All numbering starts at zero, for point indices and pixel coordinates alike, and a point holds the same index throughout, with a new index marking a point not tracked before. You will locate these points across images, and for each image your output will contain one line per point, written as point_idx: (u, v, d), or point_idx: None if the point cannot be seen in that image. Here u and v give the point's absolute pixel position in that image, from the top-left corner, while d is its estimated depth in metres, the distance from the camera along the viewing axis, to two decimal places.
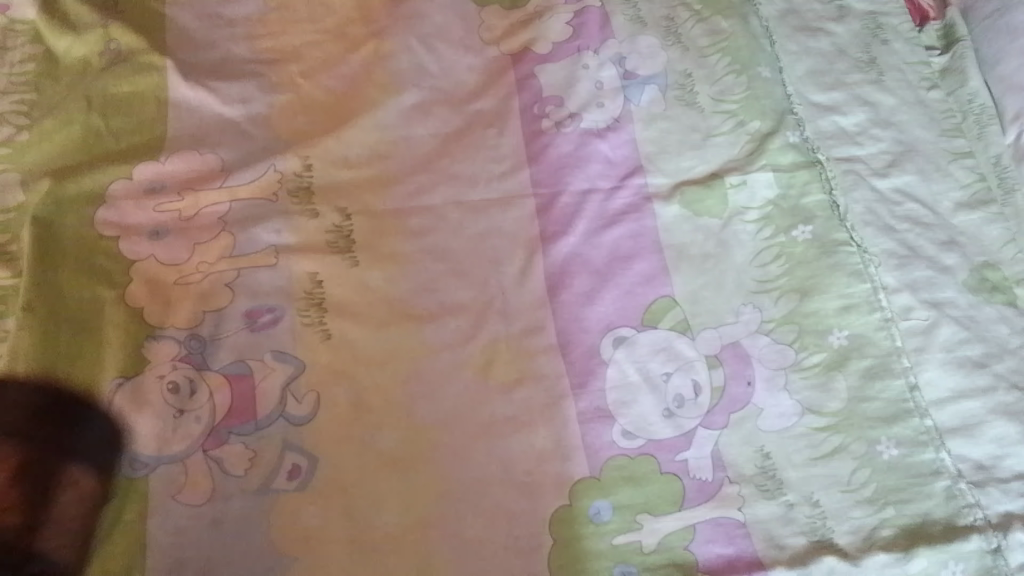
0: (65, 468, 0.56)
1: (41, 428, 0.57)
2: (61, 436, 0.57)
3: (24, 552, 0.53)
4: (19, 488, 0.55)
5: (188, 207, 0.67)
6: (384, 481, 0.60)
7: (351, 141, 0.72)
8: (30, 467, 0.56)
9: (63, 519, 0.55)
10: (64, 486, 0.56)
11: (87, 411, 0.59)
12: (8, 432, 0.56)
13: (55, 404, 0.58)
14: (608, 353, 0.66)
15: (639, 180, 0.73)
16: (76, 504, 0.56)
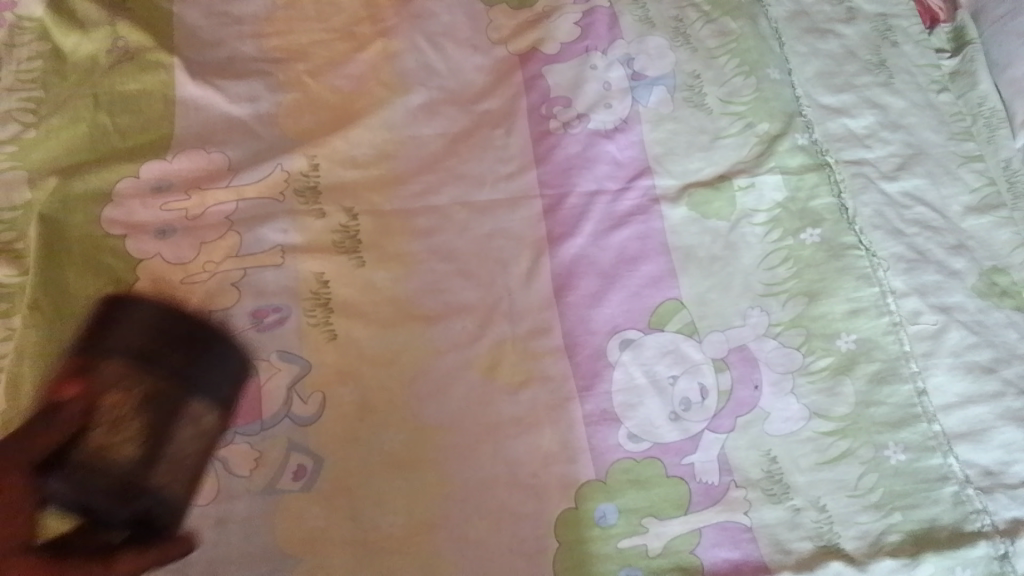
0: (189, 404, 0.52)
1: (173, 357, 0.52)
2: (191, 366, 0.52)
3: (137, 486, 0.49)
4: (143, 417, 0.50)
5: (194, 207, 0.67)
6: (389, 482, 0.60)
7: (358, 140, 0.72)
8: (161, 397, 0.51)
9: (178, 456, 0.52)
10: (186, 420, 0.52)
11: (215, 344, 0.54)
12: (133, 353, 0.51)
13: (183, 330, 0.54)
14: (614, 356, 0.66)
15: (647, 182, 0.73)
16: (192, 440, 0.53)
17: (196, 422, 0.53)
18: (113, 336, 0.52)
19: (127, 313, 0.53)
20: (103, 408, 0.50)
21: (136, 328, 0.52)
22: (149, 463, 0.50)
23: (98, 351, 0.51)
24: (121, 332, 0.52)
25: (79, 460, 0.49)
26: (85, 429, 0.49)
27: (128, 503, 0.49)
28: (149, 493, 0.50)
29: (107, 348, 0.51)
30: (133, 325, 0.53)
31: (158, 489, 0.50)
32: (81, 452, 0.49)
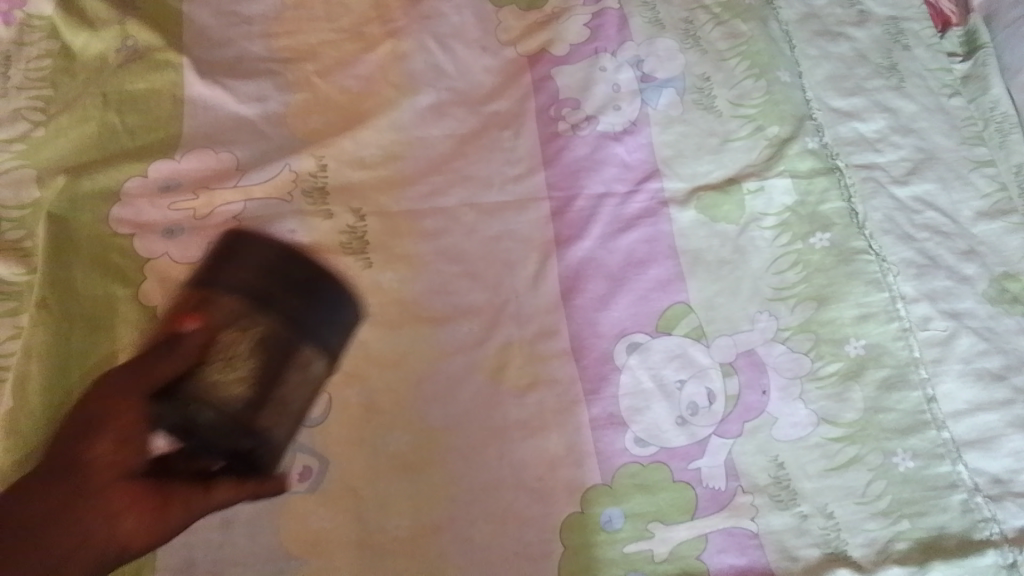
0: (297, 353, 0.44)
1: (285, 296, 0.44)
2: (307, 310, 0.44)
3: (245, 430, 0.44)
4: (254, 361, 0.44)
5: (202, 206, 0.67)
6: (395, 484, 0.60)
7: (366, 141, 0.71)
8: (272, 343, 0.44)
9: (285, 400, 0.45)
10: (294, 367, 0.44)
11: (326, 287, 0.45)
12: (249, 291, 0.44)
13: (294, 268, 0.45)
14: (622, 359, 0.65)
15: (655, 184, 0.73)
16: (299, 386, 0.46)
17: (303, 372, 0.45)
18: (227, 264, 0.45)
19: (242, 239, 0.46)
20: (218, 344, 0.44)
21: (248, 261, 0.45)
22: (258, 405, 0.44)
23: (212, 278, 0.44)
24: (228, 263, 0.45)
25: (189, 394, 0.44)
26: (201, 364, 0.44)
27: (235, 443, 0.45)
28: (254, 439, 0.45)
29: (219, 276, 0.44)
30: (246, 255, 0.45)
31: (263, 434, 0.45)
32: (193, 386, 0.44)
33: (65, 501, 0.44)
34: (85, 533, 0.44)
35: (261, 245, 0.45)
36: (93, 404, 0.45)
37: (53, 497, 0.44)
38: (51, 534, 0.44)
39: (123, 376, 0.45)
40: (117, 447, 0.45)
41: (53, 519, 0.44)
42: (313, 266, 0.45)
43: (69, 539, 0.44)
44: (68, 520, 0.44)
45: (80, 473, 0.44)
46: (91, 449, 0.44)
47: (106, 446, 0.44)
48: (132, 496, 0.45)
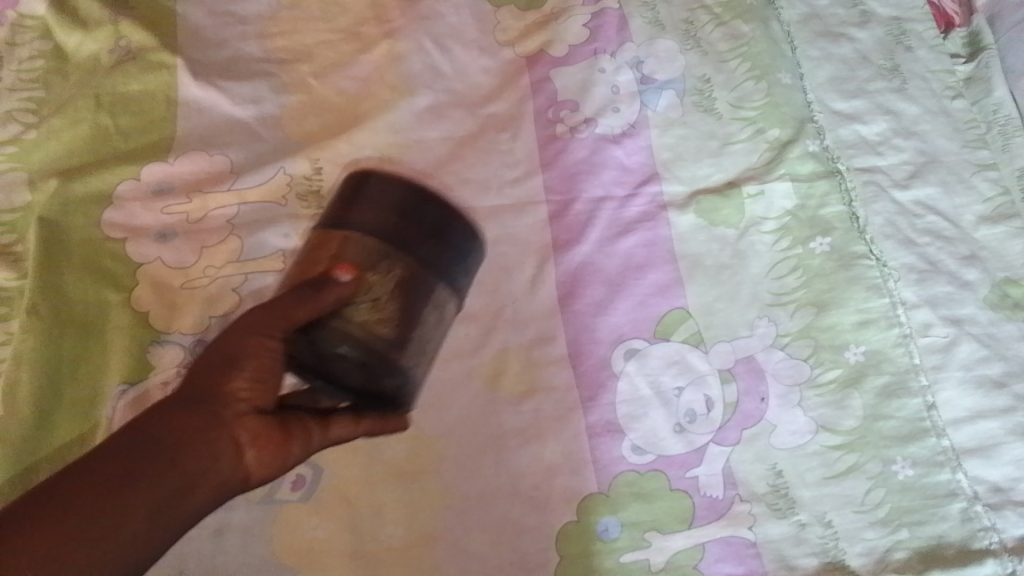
0: (435, 290, 0.52)
1: (419, 241, 0.52)
2: (440, 254, 0.52)
3: (390, 367, 0.51)
4: (397, 301, 0.51)
5: (196, 210, 0.66)
6: (389, 493, 0.59)
7: (363, 143, 0.70)
8: (412, 281, 0.51)
9: (424, 340, 0.52)
10: (432, 308, 0.52)
11: (456, 235, 0.53)
12: (387, 236, 0.51)
13: (424, 214, 0.52)
14: (619, 366, 0.65)
15: (654, 188, 0.72)
16: (435, 326, 0.53)
17: (440, 308, 0.53)
18: (371, 211, 0.52)
19: (374, 188, 0.53)
20: (366, 284, 0.50)
21: (389, 208, 0.52)
22: (400, 344, 0.51)
23: (353, 226, 0.52)
24: (372, 210, 0.52)
25: (336, 327, 0.50)
26: (349, 304, 0.50)
27: (374, 369, 0.50)
28: (396, 369, 0.51)
29: (362, 222, 0.52)
30: (388, 202, 0.52)
31: (405, 366, 0.51)
32: (342, 321, 0.50)
33: (201, 425, 0.46)
34: (216, 455, 0.46)
35: (397, 192, 0.52)
36: (236, 342, 0.48)
37: (189, 422, 0.46)
38: (185, 457, 0.45)
39: (266, 314, 0.49)
40: (253, 385, 0.48)
41: (189, 440, 0.45)
42: (446, 212, 0.53)
43: (205, 457, 0.46)
44: (201, 444, 0.46)
45: (216, 404, 0.47)
46: (228, 385, 0.48)
47: (244, 383, 0.48)
48: (258, 428, 0.48)
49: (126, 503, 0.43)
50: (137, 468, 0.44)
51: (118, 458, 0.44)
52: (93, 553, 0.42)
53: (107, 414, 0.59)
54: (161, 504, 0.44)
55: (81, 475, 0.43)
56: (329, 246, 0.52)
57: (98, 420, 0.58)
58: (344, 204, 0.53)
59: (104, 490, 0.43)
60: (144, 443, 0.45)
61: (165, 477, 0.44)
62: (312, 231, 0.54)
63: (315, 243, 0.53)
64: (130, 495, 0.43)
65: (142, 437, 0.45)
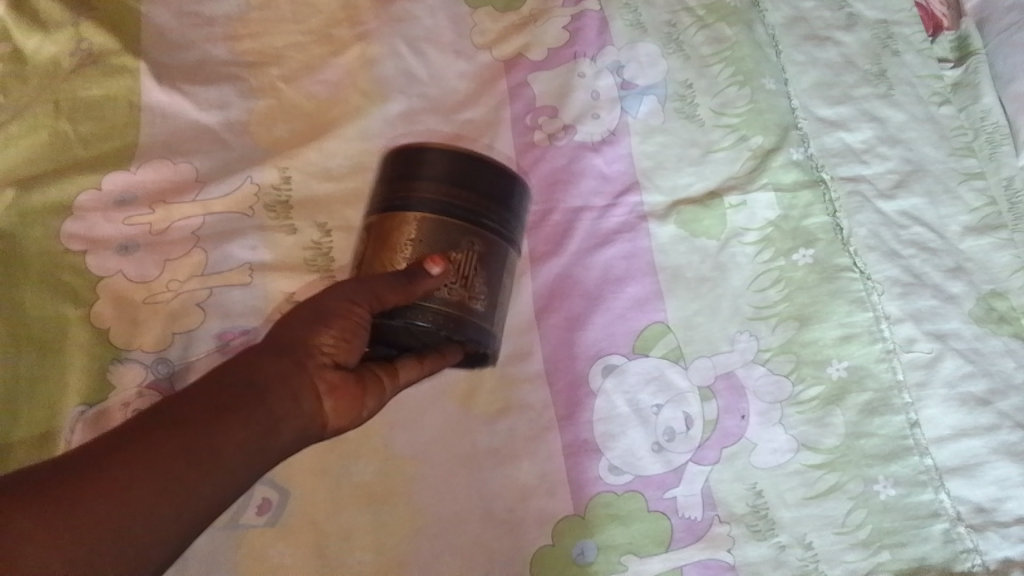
0: (505, 257, 0.55)
1: (489, 214, 0.53)
2: (506, 223, 0.54)
3: (481, 337, 0.53)
4: (480, 275, 0.53)
5: (159, 221, 0.64)
6: (359, 516, 0.57)
7: (334, 151, 0.68)
8: (489, 254, 0.53)
9: (501, 303, 0.55)
10: (504, 274, 0.55)
11: (515, 199, 0.55)
12: (460, 214, 0.52)
13: (488, 188, 0.53)
14: (597, 383, 0.63)
15: (634, 198, 0.70)
16: (506, 288, 0.56)
17: (509, 272, 0.56)
18: (443, 190, 0.52)
19: (430, 162, 0.52)
20: (453, 265, 0.51)
21: (456, 186, 0.52)
22: (487, 314, 0.53)
23: (428, 207, 0.52)
24: (446, 189, 0.52)
25: (431, 308, 0.51)
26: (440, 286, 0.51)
27: (464, 337, 0.52)
28: (488, 337, 0.54)
29: (437, 202, 0.52)
30: (457, 180, 0.52)
31: (492, 333, 0.54)
32: (433, 302, 0.51)
33: (277, 373, 0.46)
34: (296, 402, 0.46)
35: (464, 168, 0.52)
36: (327, 303, 0.49)
37: (270, 372, 0.46)
38: (258, 406, 0.45)
39: (359, 287, 0.49)
40: (337, 342, 0.48)
41: (263, 390, 0.45)
42: (506, 178, 0.54)
43: (290, 400, 0.46)
44: (287, 385, 0.46)
45: (298, 354, 0.47)
46: (315, 341, 0.48)
47: (329, 339, 0.48)
48: (337, 379, 0.48)
49: (197, 453, 0.42)
50: (213, 420, 0.43)
51: (188, 410, 0.43)
52: (196, 477, 0.42)
53: (66, 438, 0.57)
54: (254, 440, 0.44)
55: (159, 423, 0.42)
56: (405, 226, 0.52)
57: (56, 444, 0.56)
58: (403, 180, 0.53)
59: (172, 441, 0.42)
60: (220, 393, 0.45)
61: (246, 422, 0.44)
62: (377, 210, 0.54)
63: (385, 221, 0.53)
64: (225, 427, 0.43)
65: (211, 393, 0.44)
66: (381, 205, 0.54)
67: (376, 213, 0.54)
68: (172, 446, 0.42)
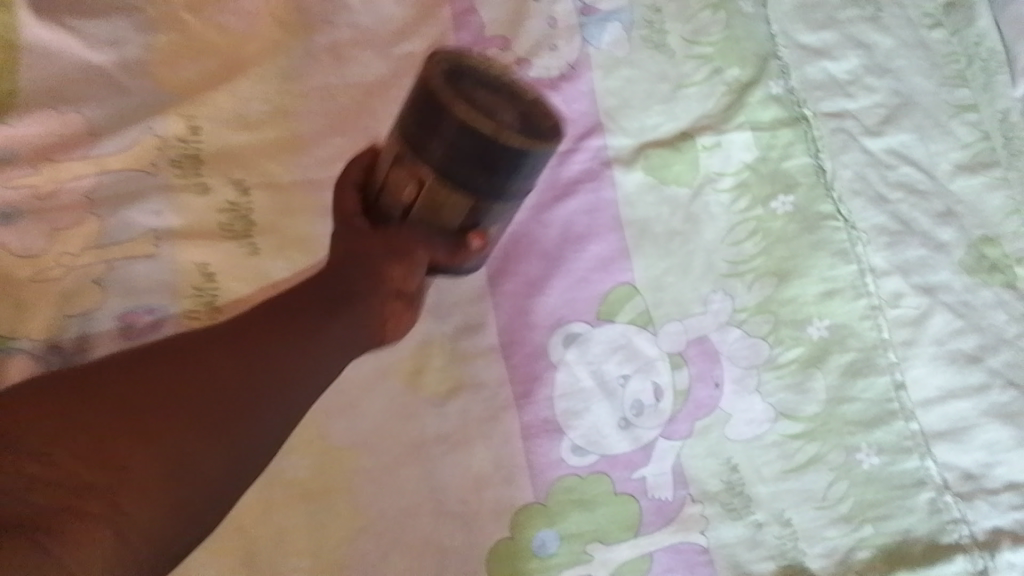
0: None
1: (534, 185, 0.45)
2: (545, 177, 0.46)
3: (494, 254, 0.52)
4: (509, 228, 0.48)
5: (45, 182, 0.54)
6: (294, 516, 0.51)
7: (250, 95, 0.59)
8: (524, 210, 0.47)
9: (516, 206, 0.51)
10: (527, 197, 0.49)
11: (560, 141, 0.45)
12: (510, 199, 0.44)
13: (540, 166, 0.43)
14: (558, 355, 0.57)
15: (597, 142, 0.62)
16: None
17: None
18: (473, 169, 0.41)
19: (455, 133, 0.40)
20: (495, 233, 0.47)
21: (489, 166, 0.41)
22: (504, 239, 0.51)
23: (450, 188, 0.42)
24: (479, 178, 0.41)
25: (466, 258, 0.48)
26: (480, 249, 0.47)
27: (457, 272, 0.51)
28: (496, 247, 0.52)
29: (462, 189, 0.42)
30: (489, 160, 0.41)
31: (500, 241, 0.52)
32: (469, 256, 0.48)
33: (351, 288, 0.47)
34: (369, 322, 0.47)
35: (500, 146, 0.40)
36: (394, 237, 0.46)
37: (347, 290, 0.47)
38: (336, 322, 0.46)
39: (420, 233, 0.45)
40: (404, 275, 0.47)
41: (343, 305, 0.46)
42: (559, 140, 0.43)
43: (369, 308, 0.47)
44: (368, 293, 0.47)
45: (371, 276, 0.46)
46: (386, 271, 0.46)
47: (397, 273, 0.46)
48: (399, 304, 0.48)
49: (303, 343, 0.45)
50: (293, 337, 0.45)
51: (268, 322, 0.46)
52: (313, 350, 0.45)
53: None
54: (353, 329, 0.47)
55: (281, 312, 0.46)
56: (433, 193, 0.43)
57: None
58: (428, 133, 0.41)
59: (284, 330, 0.45)
60: (320, 290, 0.47)
61: (343, 317, 0.46)
62: (401, 136, 0.43)
63: (407, 172, 0.43)
64: (333, 317, 0.46)
65: (291, 311, 0.47)
66: (406, 136, 0.42)
67: (399, 138, 0.43)
68: (268, 358, 0.44)
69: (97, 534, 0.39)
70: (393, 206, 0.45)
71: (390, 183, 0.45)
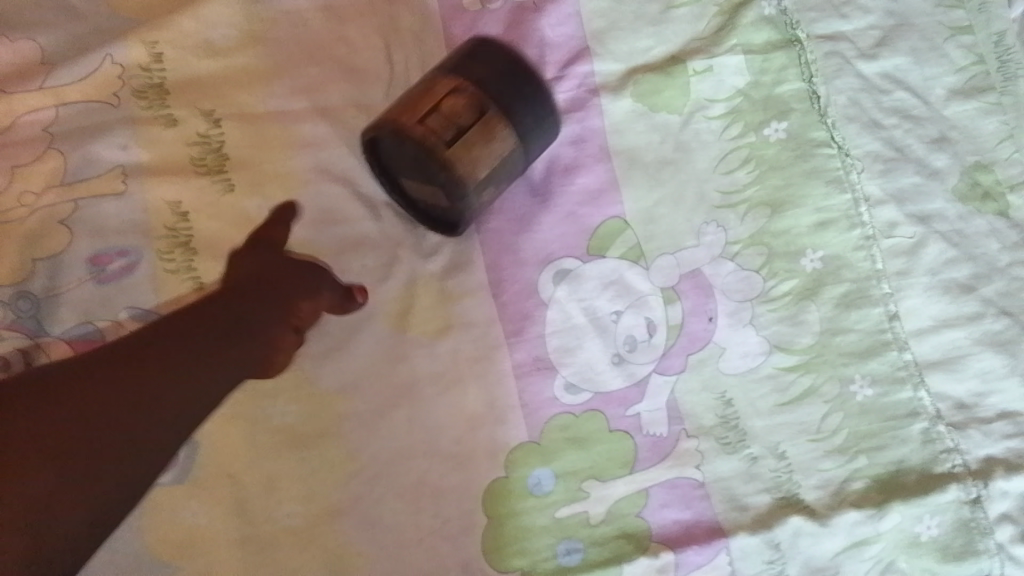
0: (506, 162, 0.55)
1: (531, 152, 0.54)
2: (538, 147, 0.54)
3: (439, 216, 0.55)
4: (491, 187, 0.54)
5: (1, 116, 0.51)
6: (283, 462, 0.50)
7: (215, 19, 0.55)
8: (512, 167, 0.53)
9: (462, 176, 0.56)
10: None
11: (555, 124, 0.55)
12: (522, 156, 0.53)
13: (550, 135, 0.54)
14: (549, 292, 0.56)
15: (584, 68, 0.59)
16: None
17: None
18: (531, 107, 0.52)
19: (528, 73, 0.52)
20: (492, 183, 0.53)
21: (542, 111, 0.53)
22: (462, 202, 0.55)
23: (505, 113, 0.51)
24: (521, 106, 0.52)
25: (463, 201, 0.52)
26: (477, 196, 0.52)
27: (461, 221, 0.53)
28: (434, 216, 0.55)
29: (514, 115, 0.51)
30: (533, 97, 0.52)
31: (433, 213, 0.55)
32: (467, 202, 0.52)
33: (259, 317, 0.49)
34: (267, 351, 0.49)
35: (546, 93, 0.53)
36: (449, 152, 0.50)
37: (255, 322, 0.49)
38: (230, 355, 0.47)
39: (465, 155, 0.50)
40: (312, 310, 0.51)
41: (240, 337, 0.48)
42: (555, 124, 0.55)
43: (269, 336, 0.49)
44: (272, 322, 0.49)
45: (279, 307, 0.50)
46: (299, 304, 0.50)
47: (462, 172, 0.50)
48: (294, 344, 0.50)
49: (201, 368, 0.46)
50: (200, 356, 0.46)
51: (172, 346, 0.46)
52: (211, 374, 0.46)
53: None
54: (244, 357, 0.48)
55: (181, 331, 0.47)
56: (491, 120, 0.51)
57: None
58: (499, 71, 0.51)
59: (187, 352, 0.46)
60: (211, 319, 0.48)
61: (237, 345, 0.48)
62: (452, 72, 0.51)
63: (472, 98, 0.50)
64: (229, 345, 0.47)
65: (178, 344, 0.46)
66: (460, 71, 0.51)
67: (452, 73, 0.51)
68: (173, 381, 0.45)
69: (9, 540, 0.40)
70: (447, 128, 0.50)
71: (446, 110, 0.50)
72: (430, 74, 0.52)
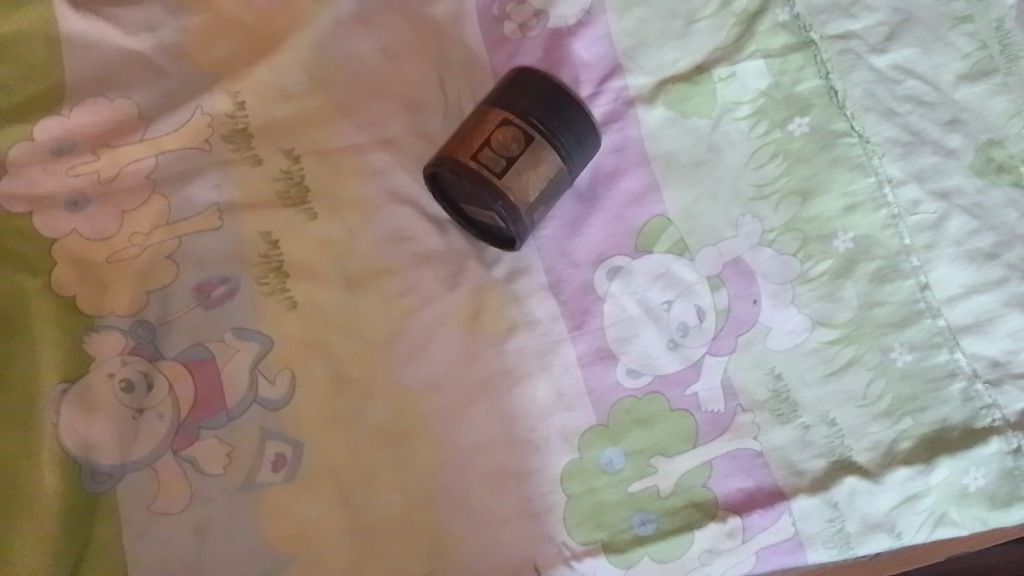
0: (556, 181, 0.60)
1: (575, 168, 0.58)
2: (581, 162, 0.59)
3: (501, 236, 0.60)
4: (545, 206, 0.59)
5: (107, 167, 0.58)
6: (378, 457, 0.55)
7: (284, 67, 0.62)
8: (562, 186, 0.58)
9: None
10: None
11: (595, 140, 0.59)
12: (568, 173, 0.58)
13: (590, 151, 0.59)
14: (604, 288, 0.61)
15: (618, 82, 0.65)
16: None
17: None
18: (567, 130, 0.57)
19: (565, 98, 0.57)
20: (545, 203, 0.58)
21: (579, 132, 0.58)
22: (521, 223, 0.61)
23: (546, 137, 0.56)
24: (561, 128, 0.57)
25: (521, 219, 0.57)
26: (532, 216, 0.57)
27: (517, 241, 0.59)
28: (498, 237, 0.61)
29: (556, 140, 0.56)
30: (570, 121, 0.57)
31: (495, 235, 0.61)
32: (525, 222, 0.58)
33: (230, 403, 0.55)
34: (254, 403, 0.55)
35: (581, 114, 0.58)
36: (501, 179, 0.55)
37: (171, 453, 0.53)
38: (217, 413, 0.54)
39: (514, 181, 0.55)
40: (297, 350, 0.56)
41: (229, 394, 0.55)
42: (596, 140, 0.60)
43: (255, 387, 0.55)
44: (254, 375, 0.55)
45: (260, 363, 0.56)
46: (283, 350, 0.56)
47: (511, 198, 0.56)
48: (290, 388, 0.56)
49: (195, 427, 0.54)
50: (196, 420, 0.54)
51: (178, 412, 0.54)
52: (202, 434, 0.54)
53: (51, 421, 0.52)
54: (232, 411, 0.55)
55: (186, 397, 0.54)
56: (535, 145, 0.56)
57: (43, 427, 0.52)
58: (537, 100, 0.56)
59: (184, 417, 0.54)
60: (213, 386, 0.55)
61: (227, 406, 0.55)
62: (499, 106, 0.57)
63: (518, 127, 0.56)
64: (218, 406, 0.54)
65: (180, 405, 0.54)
66: (507, 103, 0.57)
67: (500, 106, 0.57)
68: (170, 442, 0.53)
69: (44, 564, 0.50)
70: (497, 160, 0.55)
71: (497, 142, 0.56)
72: (481, 108, 0.57)
